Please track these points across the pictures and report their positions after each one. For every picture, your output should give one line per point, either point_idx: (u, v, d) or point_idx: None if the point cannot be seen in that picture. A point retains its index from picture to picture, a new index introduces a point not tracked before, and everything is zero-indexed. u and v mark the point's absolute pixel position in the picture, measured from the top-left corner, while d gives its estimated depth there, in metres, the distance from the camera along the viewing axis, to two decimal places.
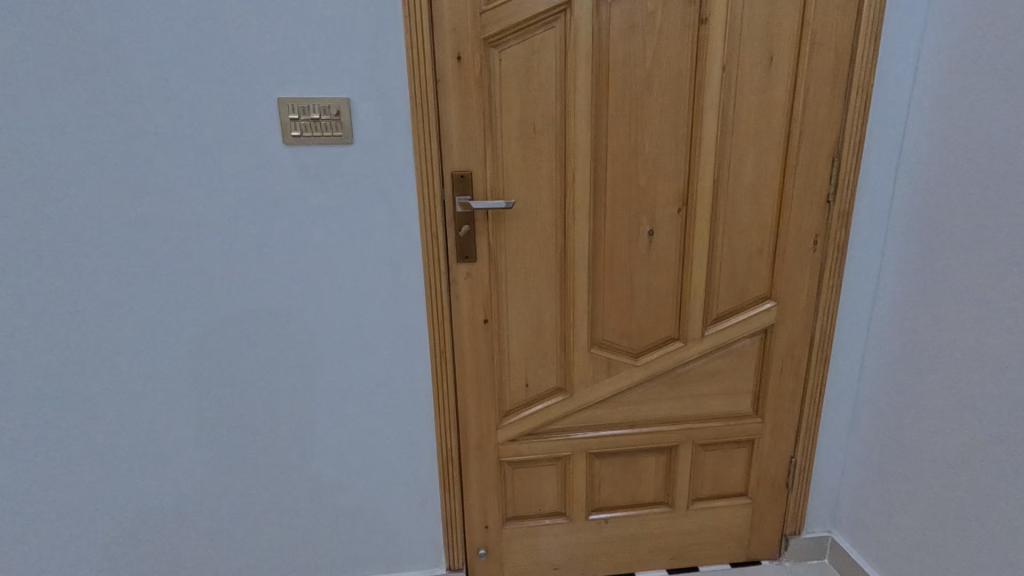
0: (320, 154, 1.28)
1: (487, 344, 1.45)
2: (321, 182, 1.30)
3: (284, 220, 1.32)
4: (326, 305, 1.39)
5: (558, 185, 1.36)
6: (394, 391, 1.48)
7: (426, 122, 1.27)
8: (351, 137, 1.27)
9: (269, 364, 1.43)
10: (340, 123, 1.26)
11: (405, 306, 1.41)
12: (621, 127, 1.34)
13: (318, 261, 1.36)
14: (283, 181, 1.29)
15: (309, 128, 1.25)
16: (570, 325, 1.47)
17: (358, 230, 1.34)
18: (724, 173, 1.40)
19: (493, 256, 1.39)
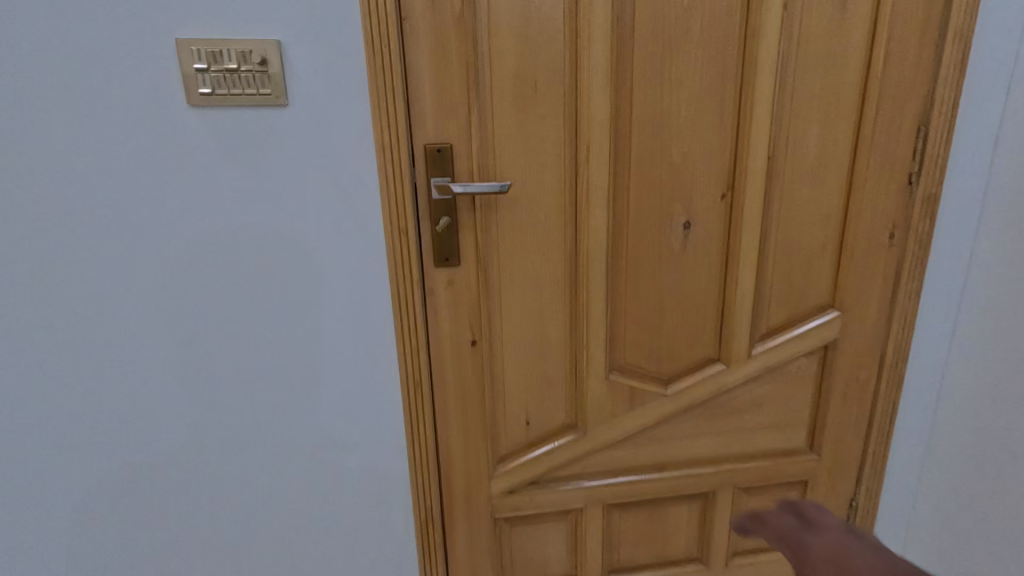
0: (242, 120, 0.92)
1: (475, 373, 1.12)
2: (245, 159, 0.94)
3: (196, 212, 0.96)
4: (261, 327, 1.04)
5: (567, 162, 1.03)
6: (355, 437, 1.13)
7: (389, 75, 0.92)
8: (285, 97, 0.92)
9: (184, 407, 1.06)
10: (269, 78, 0.90)
11: (368, 327, 1.06)
12: (650, 85, 1.00)
13: (246, 267, 1.00)
14: (190, 157, 0.93)
15: (225, 83, 0.90)
16: (582, 345, 1.13)
17: (300, 226, 0.99)
18: (782, 147, 1.08)
19: (482, 257, 1.05)
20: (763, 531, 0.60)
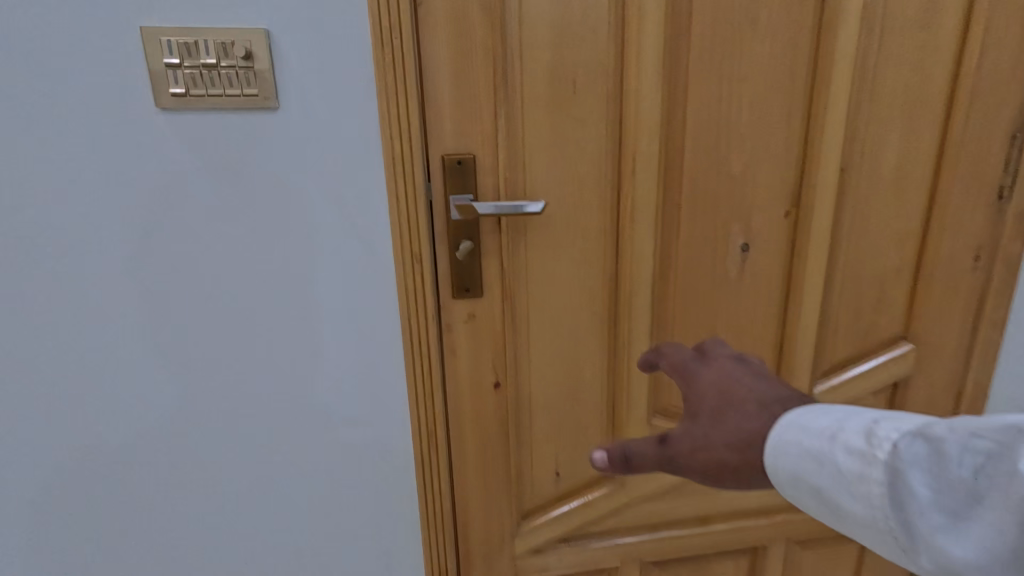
0: (222, 127, 0.76)
1: (499, 418, 0.96)
2: (227, 174, 0.78)
3: (169, 239, 0.80)
4: (248, 372, 0.88)
5: (610, 176, 0.87)
6: (361, 494, 0.97)
7: (400, 74, 0.76)
8: (276, 99, 0.75)
9: (160, 465, 0.90)
10: (256, 75, 0.74)
11: (376, 369, 0.90)
12: (708, 85, 0.85)
13: (231, 303, 0.84)
14: (161, 173, 0.77)
15: (201, 81, 0.73)
16: (622, 385, 0.98)
17: (294, 254, 0.83)
18: (857, 157, 0.92)
19: (508, 288, 0.89)
20: (661, 362, 0.60)
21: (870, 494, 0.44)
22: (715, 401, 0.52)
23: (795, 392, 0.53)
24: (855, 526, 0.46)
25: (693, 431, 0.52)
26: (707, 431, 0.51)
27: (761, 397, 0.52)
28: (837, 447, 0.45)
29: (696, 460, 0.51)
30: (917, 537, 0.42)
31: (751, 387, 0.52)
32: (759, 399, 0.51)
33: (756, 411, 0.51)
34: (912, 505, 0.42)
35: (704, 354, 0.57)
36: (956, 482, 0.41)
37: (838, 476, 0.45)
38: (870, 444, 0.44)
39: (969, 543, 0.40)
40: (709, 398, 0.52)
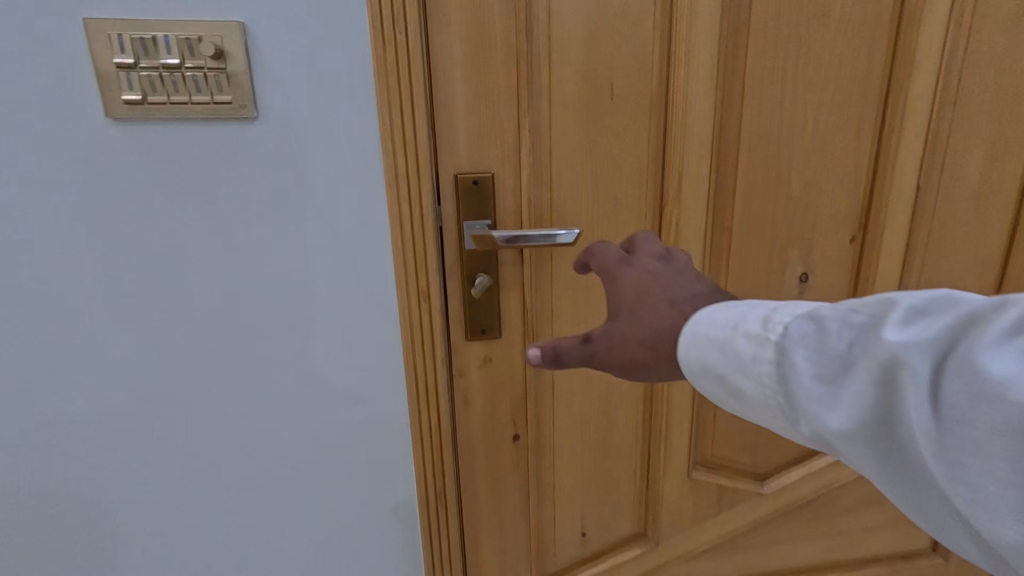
0: (187, 142, 0.62)
1: (517, 474, 0.84)
2: (193, 198, 0.64)
3: (128, 278, 0.66)
4: (226, 432, 0.74)
5: (651, 196, 0.74)
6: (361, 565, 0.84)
7: (405, 77, 0.63)
8: (254, 106, 0.62)
9: (121, 544, 0.76)
10: (229, 79, 0.60)
11: (377, 426, 0.76)
12: (768, 88, 0.72)
13: (204, 352, 0.70)
14: (115, 199, 0.63)
15: (162, 86, 0.60)
16: (659, 435, 0.85)
17: (279, 293, 0.69)
18: (934, 172, 0.80)
19: (530, 328, 0.76)
20: (592, 263, 0.52)
21: (764, 375, 0.39)
22: (636, 298, 0.45)
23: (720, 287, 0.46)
24: (750, 413, 0.42)
25: (610, 331, 0.45)
26: (624, 330, 0.44)
27: (687, 291, 0.45)
28: (737, 335, 0.40)
29: (614, 359, 0.44)
30: (804, 415, 0.38)
31: (679, 286, 0.45)
32: (678, 293, 0.45)
33: (676, 311, 0.43)
34: (795, 381, 0.38)
35: (635, 254, 0.49)
36: (835, 354, 0.37)
37: (732, 360, 0.41)
38: (766, 325, 0.40)
39: (848, 414, 0.36)
40: (627, 298, 0.45)
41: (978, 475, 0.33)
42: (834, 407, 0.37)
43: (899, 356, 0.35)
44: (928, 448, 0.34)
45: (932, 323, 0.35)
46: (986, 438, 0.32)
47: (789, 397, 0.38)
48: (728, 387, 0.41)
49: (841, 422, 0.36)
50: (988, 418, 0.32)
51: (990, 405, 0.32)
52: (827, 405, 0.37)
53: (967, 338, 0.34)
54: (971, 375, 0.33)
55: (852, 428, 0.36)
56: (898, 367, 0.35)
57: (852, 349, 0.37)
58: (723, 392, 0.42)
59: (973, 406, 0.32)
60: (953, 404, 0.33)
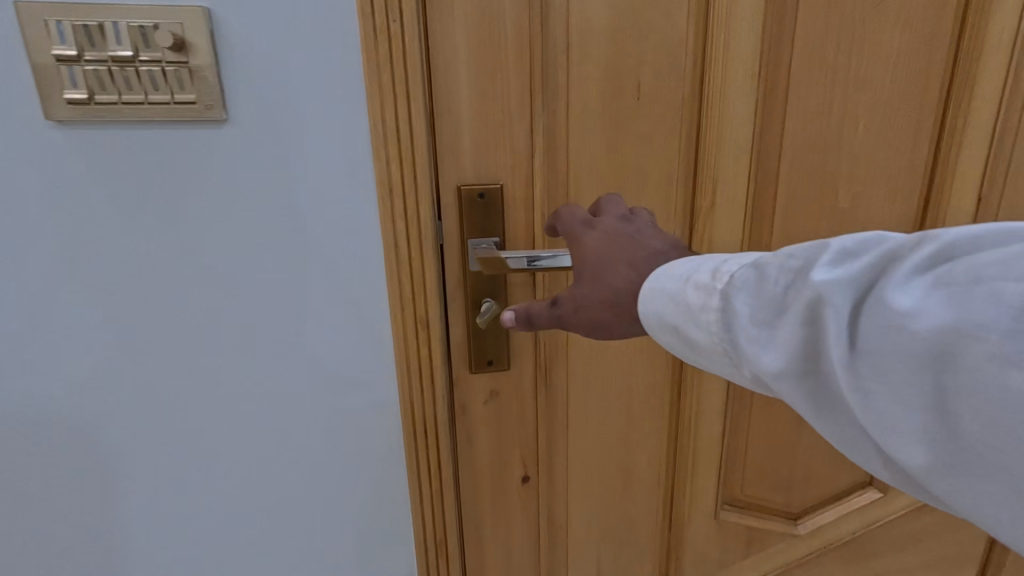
0: (144, 148, 0.53)
1: (527, 519, 0.75)
2: (153, 214, 0.54)
3: (79, 309, 0.56)
4: (196, 481, 0.64)
5: (681, 210, 0.65)
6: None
7: (401, 72, 0.53)
8: (222, 107, 0.52)
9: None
10: (192, 75, 0.51)
11: (371, 470, 0.67)
12: (817, 87, 0.63)
13: (168, 393, 0.60)
14: (61, 217, 0.53)
15: (111, 83, 0.50)
16: (684, 473, 0.77)
17: (256, 324, 0.60)
18: (996, 180, 0.71)
19: (542, 357, 0.68)
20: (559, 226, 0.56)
21: (709, 322, 0.40)
22: (597, 259, 0.48)
23: (678, 242, 0.49)
24: (704, 361, 0.42)
25: (575, 292, 0.49)
26: (587, 291, 0.48)
27: (647, 251, 0.48)
28: (689, 286, 0.41)
29: (579, 319, 0.49)
30: (743, 358, 0.38)
31: (638, 244, 0.48)
32: (634, 258, 0.47)
33: (632, 268, 0.47)
34: (737, 326, 0.38)
35: (599, 218, 0.52)
36: (773, 297, 0.37)
37: (684, 309, 0.41)
38: (715, 274, 0.40)
39: (782, 353, 0.36)
40: (588, 263, 0.49)
41: (897, 410, 0.32)
42: (764, 348, 0.37)
43: (820, 294, 0.35)
44: (848, 384, 0.34)
45: (858, 263, 0.35)
46: (901, 371, 0.32)
47: (730, 342, 0.39)
48: (683, 336, 0.42)
49: (770, 361, 0.37)
50: (900, 351, 0.32)
51: (899, 337, 0.32)
52: (759, 346, 0.37)
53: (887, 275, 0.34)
54: (886, 310, 0.32)
55: (783, 368, 0.36)
56: (823, 305, 0.34)
57: (784, 292, 0.37)
58: (680, 342, 0.43)
59: (888, 340, 0.32)
60: (868, 339, 0.33)
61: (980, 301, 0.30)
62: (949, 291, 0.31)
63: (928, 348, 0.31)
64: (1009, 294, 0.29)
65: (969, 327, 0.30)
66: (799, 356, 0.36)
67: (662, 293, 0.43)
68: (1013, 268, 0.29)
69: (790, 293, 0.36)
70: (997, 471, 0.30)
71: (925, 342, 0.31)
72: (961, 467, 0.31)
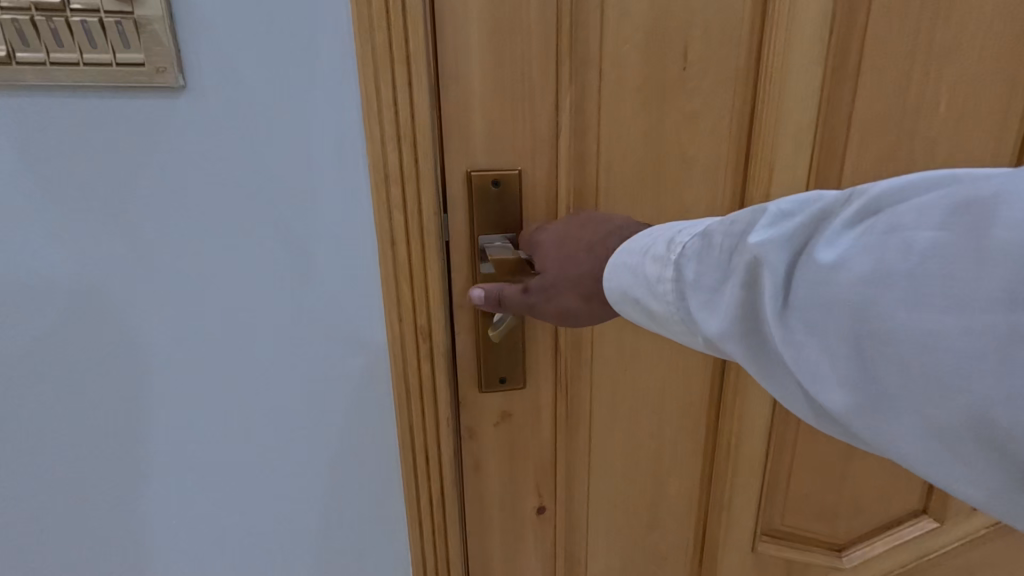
0: (83, 121, 0.42)
1: (542, 553, 0.66)
2: (96, 203, 0.44)
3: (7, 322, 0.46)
4: (159, 521, 0.54)
5: (730, 203, 0.55)
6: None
7: (397, 29, 0.43)
8: (178, 71, 0.42)
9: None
10: (139, 29, 0.41)
11: (364, 505, 0.58)
12: (895, 56, 0.53)
13: (123, 418, 0.50)
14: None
15: (36, 38, 0.40)
16: (720, 500, 0.68)
17: (225, 336, 0.50)
18: None
19: (562, 373, 0.58)
20: None
21: (663, 287, 0.37)
22: (556, 249, 0.48)
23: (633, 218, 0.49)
24: (668, 331, 0.40)
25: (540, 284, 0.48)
26: (556, 279, 0.48)
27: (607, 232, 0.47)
28: (647, 258, 0.39)
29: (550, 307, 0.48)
30: (697, 321, 0.36)
31: (594, 227, 0.48)
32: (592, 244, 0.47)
33: (595, 253, 0.47)
34: (688, 293, 0.36)
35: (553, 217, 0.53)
36: (717, 262, 0.34)
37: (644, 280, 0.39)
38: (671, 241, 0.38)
39: (722, 318, 0.34)
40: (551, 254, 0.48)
41: (829, 370, 0.29)
42: (709, 311, 0.34)
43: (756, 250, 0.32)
44: (783, 343, 0.31)
45: (793, 222, 0.32)
46: (828, 323, 0.29)
47: (683, 305, 0.36)
48: (642, 304, 0.40)
49: (716, 323, 0.34)
50: (828, 305, 0.29)
51: (827, 294, 0.29)
52: (706, 309, 0.35)
53: (816, 230, 0.31)
54: (813, 263, 0.29)
55: (731, 331, 0.33)
56: (760, 267, 0.31)
57: (727, 254, 0.34)
58: (641, 310, 0.41)
59: (815, 293, 0.29)
60: (802, 298, 0.30)
61: (900, 249, 0.27)
62: (872, 240, 0.28)
63: (850, 301, 0.28)
64: (922, 243, 0.26)
65: (888, 274, 0.27)
66: (742, 318, 0.33)
67: (625, 262, 0.41)
68: (927, 215, 0.26)
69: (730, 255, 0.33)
70: (928, 427, 0.26)
71: (847, 292, 0.28)
72: (897, 424, 0.27)
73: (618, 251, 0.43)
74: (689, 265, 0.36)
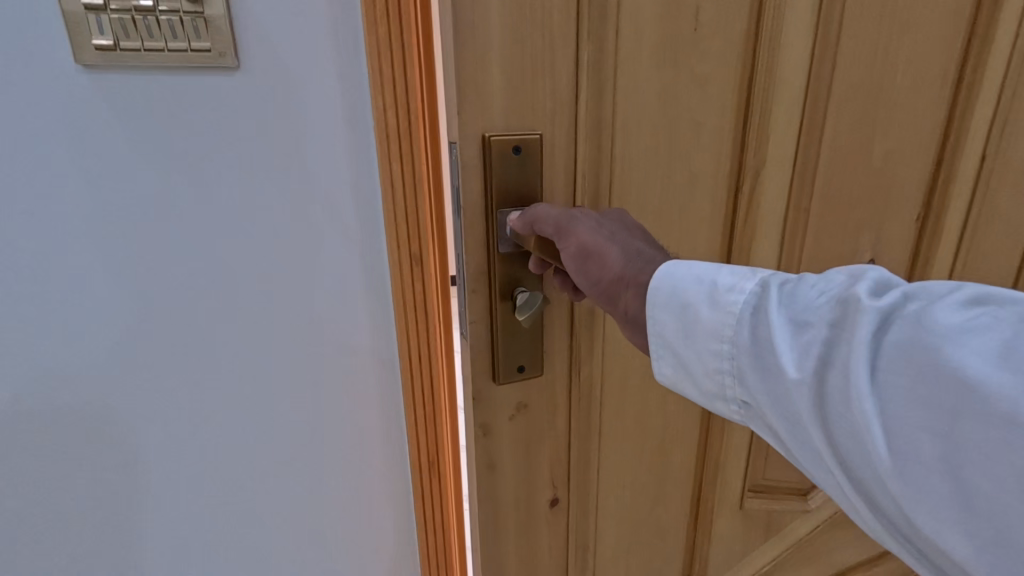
0: (166, 92, 0.55)
1: (554, 547, 0.63)
2: (165, 130, 0.56)
3: (53, 228, 0.57)
4: (168, 421, 0.66)
5: (729, 172, 0.56)
6: (353, 544, 0.79)
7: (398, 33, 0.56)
8: (234, 55, 0.55)
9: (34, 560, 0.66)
10: (207, 23, 0.54)
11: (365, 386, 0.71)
12: (866, 30, 0.56)
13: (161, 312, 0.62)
14: (32, 138, 0.53)
15: (134, 30, 0.53)
16: (715, 467, 0.70)
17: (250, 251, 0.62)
18: (1001, 137, 0.70)
19: (577, 356, 0.55)
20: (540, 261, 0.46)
21: (729, 306, 0.32)
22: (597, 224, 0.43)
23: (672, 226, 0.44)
24: (696, 381, 0.35)
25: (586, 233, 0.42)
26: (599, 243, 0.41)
27: None
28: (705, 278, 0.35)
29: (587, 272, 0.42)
30: (752, 355, 0.31)
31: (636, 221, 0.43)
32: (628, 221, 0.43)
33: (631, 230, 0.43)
34: (753, 339, 0.31)
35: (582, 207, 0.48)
36: (797, 309, 0.30)
37: (685, 318, 0.35)
38: (747, 268, 0.34)
39: (792, 372, 0.29)
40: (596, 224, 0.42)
41: (902, 438, 0.25)
42: (774, 345, 0.30)
43: (859, 297, 0.28)
44: (859, 409, 0.26)
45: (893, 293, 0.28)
46: (922, 397, 0.24)
47: (741, 334, 0.32)
48: (682, 318, 0.35)
49: (778, 360, 0.29)
50: (933, 393, 0.24)
51: (937, 376, 0.24)
52: (768, 342, 0.30)
53: (926, 298, 0.27)
54: (919, 322, 0.25)
55: (794, 372, 0.29)
56: (854, 321, 0.27)
57: (808, 308, 0.30)
58: (671, 327, 0.35)
59: (914, 354, 0.25)
60: (898, 372, 0.25)
61: None
62: (998, 328, 0.24)
63: (952, 365, 0.23)
64: None
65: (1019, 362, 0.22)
66: (815, 375, 0.28)
67: (682, 269, 0.35)
68: None
69: (821, 312, 0.29)
70: None
71: (955, 366, 0.23)
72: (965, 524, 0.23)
73: (667, 263, 0.38)
74: (764, 290, 0.32)
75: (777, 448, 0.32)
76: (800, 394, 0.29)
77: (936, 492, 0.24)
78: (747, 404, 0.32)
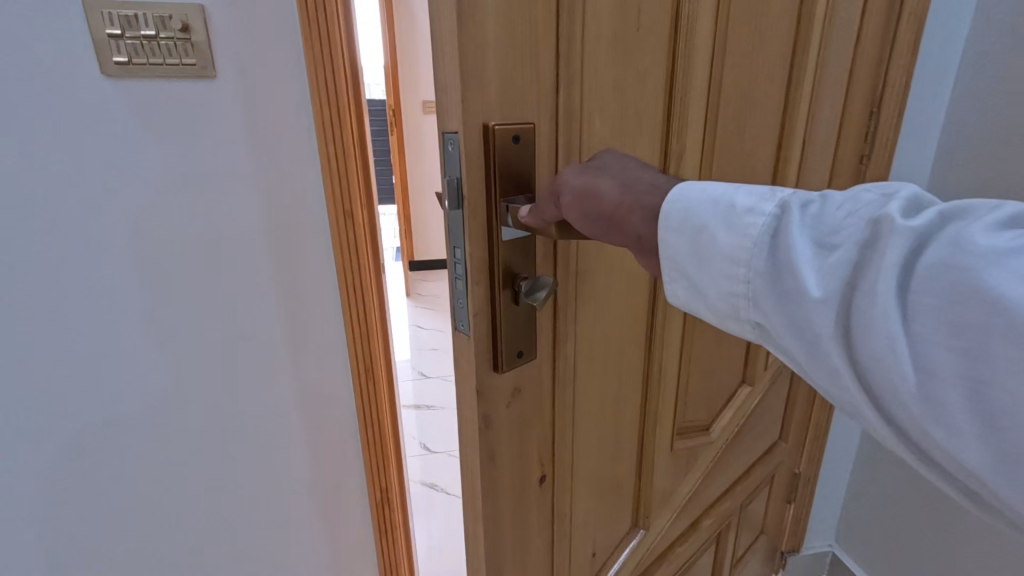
0: (167, 95, 0.79)
1: (541, 522, 0.65)
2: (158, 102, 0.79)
3: (76, 169, 0.79)
4: (163, 318, 0.89)
5: (659, 153, 0.64)
6: (297, 415, 1.02)
7: (331, 69, 0.84)
8: (213, 67, 0.80)
9: (46, 455, 0.90)
10: (195, 46, 0.78)
11: (307, 284, 0.95)
12: (741, 35, 0.68)
13: (149, 222, 0.84)
14: (75, 115, 0.76)
15: (142, 53, 0.76)
16: (654, 419, 0.80)
17: (216, 173, 0.85)
18: (812, 124, 0.91)
19: (558, 332, 0.58)
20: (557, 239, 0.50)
21: (754, 228, 0.39)
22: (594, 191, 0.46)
23: None
24: (713, 302, 0.43)
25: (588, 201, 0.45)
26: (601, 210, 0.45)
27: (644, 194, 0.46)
28: (733, 208, 0.41)
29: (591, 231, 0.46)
30: (773, 278, 0.39)
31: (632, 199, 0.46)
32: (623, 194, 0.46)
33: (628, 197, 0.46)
34: (783, 260, 0.38)
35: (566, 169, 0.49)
36: (826, 229, 0.38)
37: (710, 246, 0.41)
38: (766, 191, 0.41)
39: (817, 287, 0.37)
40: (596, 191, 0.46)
41: (917, 344, 0.33)
42: (801, 268, 0.37)
43: (894, 219, 0.35)
44: (881, 324, 0.34)
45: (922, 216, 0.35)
46: (947, 310, 0.32)
47: (761, 259, 0.39)
48: (704, 242, 0.41)
49: (805, 282, 0.37)
50: (962, 313, 0.31)
51: (969, 300, 0.31)
52: (793, 265, 0.38)
53: (963, 221, 0.33)
54: (956, 246, 0.32)
55: (818, 291, 0.37)
56: (883, 243, 0.35)
57: (836, 230, 0.37)
58: (688, 258, 0.43)
59: (949, 279, 0.32)
60: (925, 289, 0.33)
61: None
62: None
63: (992, 282, 0.30)
64: None
65: None
66: (837, 292, 0.36)
67: (697, 192, 0.42)
68: None
69: (853, 237, 0.36)
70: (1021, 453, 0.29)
71: (984, 289, 0.30)
72: (961, 418, 0.31)
73: (679, 185, 0.44)
74: (784, 211, 0.39)
75: (782, 357, 0.41)
76: (819, 308, 0.37)
77: (950, 391, 0.32)
78: (759, 321, 0.41)
